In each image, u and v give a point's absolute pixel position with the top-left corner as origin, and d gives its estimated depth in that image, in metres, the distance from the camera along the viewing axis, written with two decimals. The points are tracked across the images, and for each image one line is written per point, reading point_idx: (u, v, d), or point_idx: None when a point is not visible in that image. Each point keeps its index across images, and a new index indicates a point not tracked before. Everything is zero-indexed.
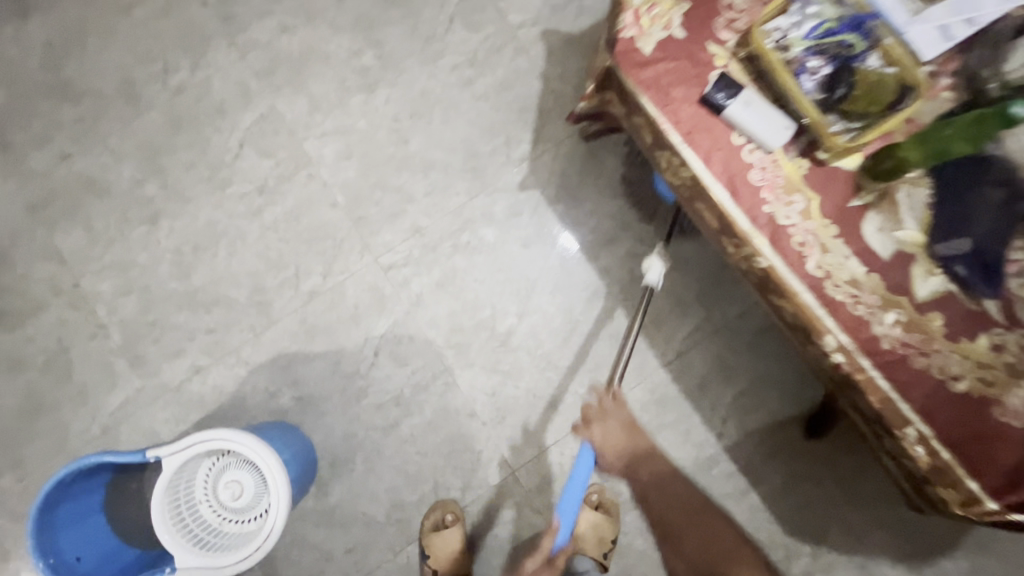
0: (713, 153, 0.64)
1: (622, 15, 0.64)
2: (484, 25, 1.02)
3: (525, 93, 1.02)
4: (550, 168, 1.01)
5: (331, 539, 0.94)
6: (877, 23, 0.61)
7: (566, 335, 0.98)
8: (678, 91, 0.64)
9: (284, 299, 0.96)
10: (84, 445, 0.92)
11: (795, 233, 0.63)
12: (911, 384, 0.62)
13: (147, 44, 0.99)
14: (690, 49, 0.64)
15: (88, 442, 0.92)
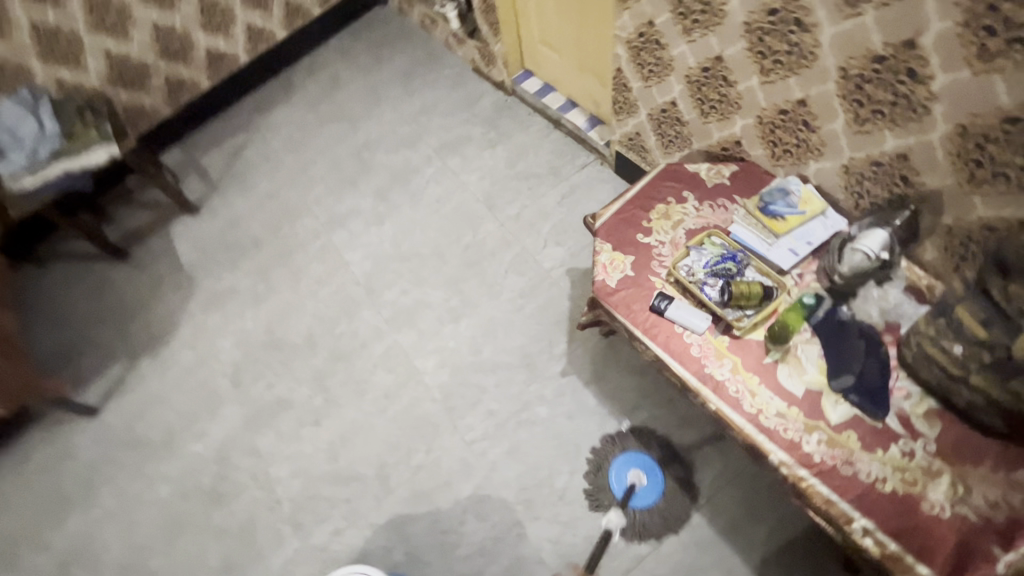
0: (665, 339, 1.00)
1: (596, 269, 1.10)
2: (528, 271, 1.56)
3: (560, 311, 1.48)
4: (583, 359, 1.40)
5: None
6: (748, 256, 1.01)
7: (611, 488, 1.24)
8: (636, 306, 1.04)
9: (399, 471, 1.33)
10: None
11: (729, 384, 0.93)
12: (846, 488, 0.83)
13: (324, 311, 1.61)
14: (639, 282, 1.06)
15: None
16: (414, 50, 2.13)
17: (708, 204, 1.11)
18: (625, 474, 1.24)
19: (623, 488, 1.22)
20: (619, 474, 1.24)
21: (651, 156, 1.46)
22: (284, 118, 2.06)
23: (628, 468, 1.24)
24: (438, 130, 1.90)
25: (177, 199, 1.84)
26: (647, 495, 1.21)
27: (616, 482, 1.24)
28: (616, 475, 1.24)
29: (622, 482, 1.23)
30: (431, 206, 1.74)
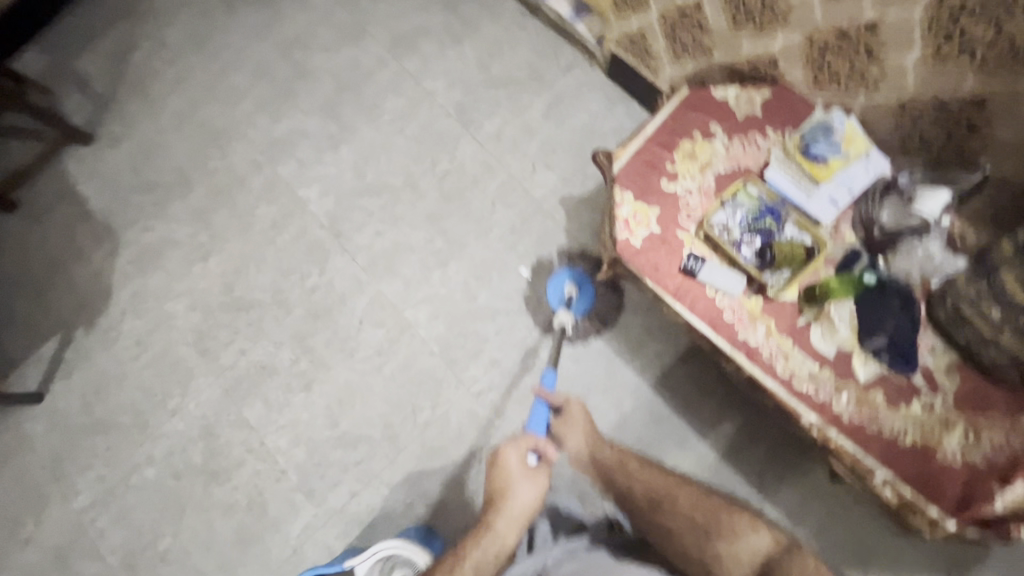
0: (696, 303, 0.94)
1: (616, 224, 0.97)
2: (516, 202, 1.40)
3: (558, 247, 1.37)
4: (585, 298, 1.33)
5: None
6: (785, 208, 0.93)
7: (620, 425, 1.27)
8: (665, 267, 0.95)
9: (407, 430, 1.30)
10: (277, 564, 1.24)
11: (762, 348, 0.92)
12: (870, 442, 0.87)
13: (287, 262, 1.41)
14: (667, 239, 0.96)
15: (280, 561, 1.24)
16: None
17: (738, 140, 0.98)
18: (561, 286, 1.31)
19: (559, 302, 1.30)
20: (554, 288, 1.31)
21: (656, 63, 1.26)
22: (178, 4, 1.60)
23: (561, 281, 1.31)
24: (385, 18, 1.54)
25: (58, 125, 1.44)
26: (582, 303, 1.30)
27: (552, 294, 1.31)
28: (552, 287, 1.32)
29: (558, 293, 1.31)
30: (392, 123, 1.47)
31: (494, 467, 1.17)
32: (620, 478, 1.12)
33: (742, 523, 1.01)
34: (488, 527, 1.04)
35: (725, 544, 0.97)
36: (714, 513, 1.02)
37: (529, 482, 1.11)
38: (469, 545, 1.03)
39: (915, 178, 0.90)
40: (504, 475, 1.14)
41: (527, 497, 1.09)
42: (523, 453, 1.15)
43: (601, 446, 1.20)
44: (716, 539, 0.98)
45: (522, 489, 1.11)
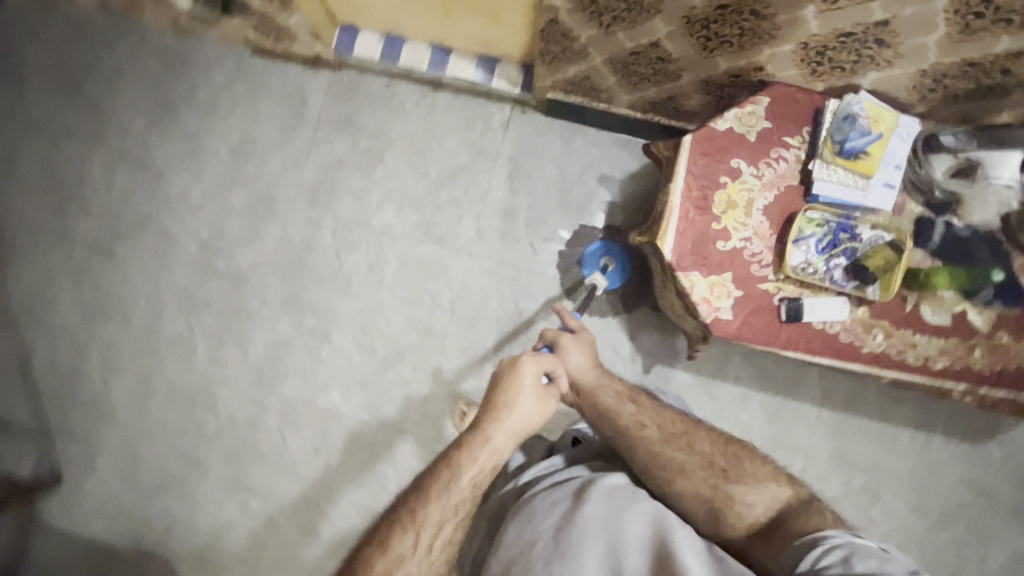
0: (812, 343, 0.91)
1: (700, 310, 0.92)
2: (535, 290, 1.29)
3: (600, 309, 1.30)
4: (653, 343, 1.29)
5: None
6: (849, 216, 0.89)
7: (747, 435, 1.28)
8: (767, 325, 0.91)
9: None
10: None
11: (889, 350, 0.91)
12: (1020, 380, 0.89)
13: (353, 478, 1.25)
14: (755, 298, 0.92)
15: None
16: (146, 66, 1.34)
17: (767, 165, 0.92)
18: (598, 257, 1.28)
19: (596, 265, 1.28)
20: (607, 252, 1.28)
21: (611, 96, 1.14)
22: (48, 280, 1.32)
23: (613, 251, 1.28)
24: (286, 173, 1.32)
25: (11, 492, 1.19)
26: (619, 276, 1.28)
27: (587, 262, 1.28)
28: (590, 256, 1.29)
29: (594, 263, 1.28)
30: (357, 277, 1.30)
31: (489, 393, 0.85)
32: (627, 406, 0.90)
33: (762, 470, 0.81)
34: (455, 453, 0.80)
35: (743, 487, 0.79)
36: (730, 450, 0.84)
37: (530, 408, 0.84)
38: (436, 487, 0.77)
39: (964, 138, 0.87)
40: (511, 387, 0.85)
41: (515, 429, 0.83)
42: (527, 397, 0.84)
43: (606, 382, 0.94)
44: (728, 483, 0.80)
45: (525, 404, 0.84)
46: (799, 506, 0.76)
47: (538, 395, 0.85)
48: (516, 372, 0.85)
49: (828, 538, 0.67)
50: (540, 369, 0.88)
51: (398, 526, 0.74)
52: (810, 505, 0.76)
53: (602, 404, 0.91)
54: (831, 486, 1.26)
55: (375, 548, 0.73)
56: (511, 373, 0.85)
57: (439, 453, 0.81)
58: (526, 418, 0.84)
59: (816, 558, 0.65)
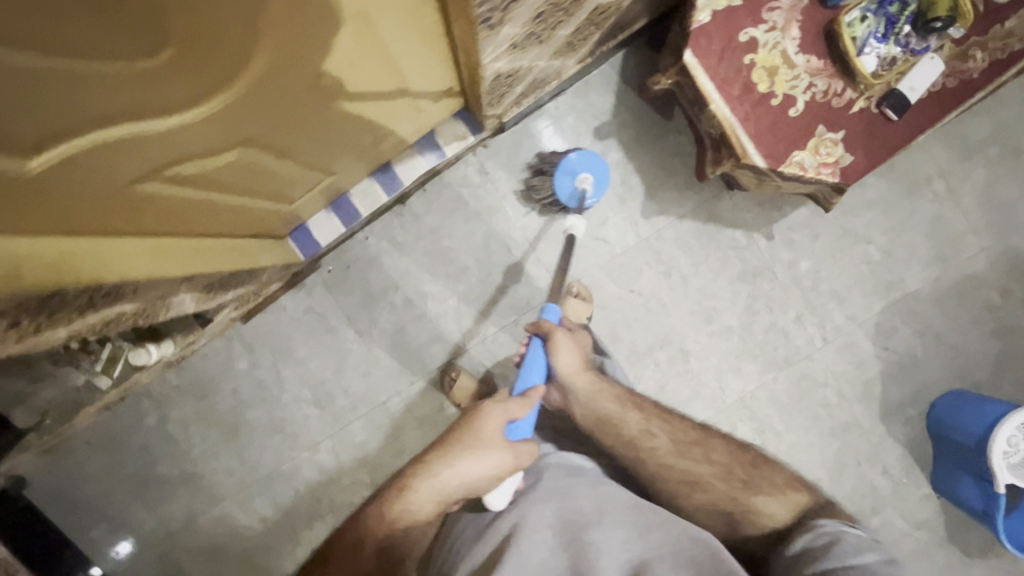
0: (932, 111, 0.87)
1: (825, 176, 0.88)
2: (635, 264, 1.27)
3: (694, 227, 1.26)
4: (756, 211, 1.26)
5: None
6: None
7: (884, 205, 1.27)
8: (884, 134, 0.88)
9: (841, 410, 1.32)
10: (937, 543, 1.33)
11: (1002, 52, 0.85)
12: None
13: None
14: (858, 123, 0.87)
15: (935, 540, 1.33)
16: (184, 413, 1.27)
17: (772, 12, 0.84)
18: (572, 181, 1.16)
19: (568, 184, 1.16)
20: (582, 162, 1.17)
21: (559, 72, 1.03)
22: None
23: (583, 164, 1.17)
24: (370, 377, 1.28)
25: None
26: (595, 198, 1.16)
27: (563, 189, 1.17)
28: (564, 179, 1.16)
29: (568, 186, 1.17)
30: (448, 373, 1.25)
31: (471, 430, 0.84)
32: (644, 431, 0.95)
33: (780, 481, 0.90)
34: (415, 477, 0.82)
35: (765, 499, 0.88)
36: (749, 462, 0.92)
37: (483, 482, 0.81)
38: (445, 459, 0.83)
39: None
40: (468, 440, 0.83)
41: (468, 480, 0.81)
42: (493, 432, 0.83)
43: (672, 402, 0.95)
44: (754, 496, 0.88)
45: (480, 466, 0.81)
46: (814, 510, 0.85)
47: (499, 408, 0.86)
48: (475, 427, 0.84)
49: (818, 528, 0.80)
50: (506, 417, 0.84)
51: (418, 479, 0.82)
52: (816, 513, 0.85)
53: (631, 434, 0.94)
54: (979, 176, 1.27)
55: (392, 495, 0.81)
56: (473, 449, 0.82)
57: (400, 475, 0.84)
58: (476, 465, 0.81)
59: (808, 541, 0.79)
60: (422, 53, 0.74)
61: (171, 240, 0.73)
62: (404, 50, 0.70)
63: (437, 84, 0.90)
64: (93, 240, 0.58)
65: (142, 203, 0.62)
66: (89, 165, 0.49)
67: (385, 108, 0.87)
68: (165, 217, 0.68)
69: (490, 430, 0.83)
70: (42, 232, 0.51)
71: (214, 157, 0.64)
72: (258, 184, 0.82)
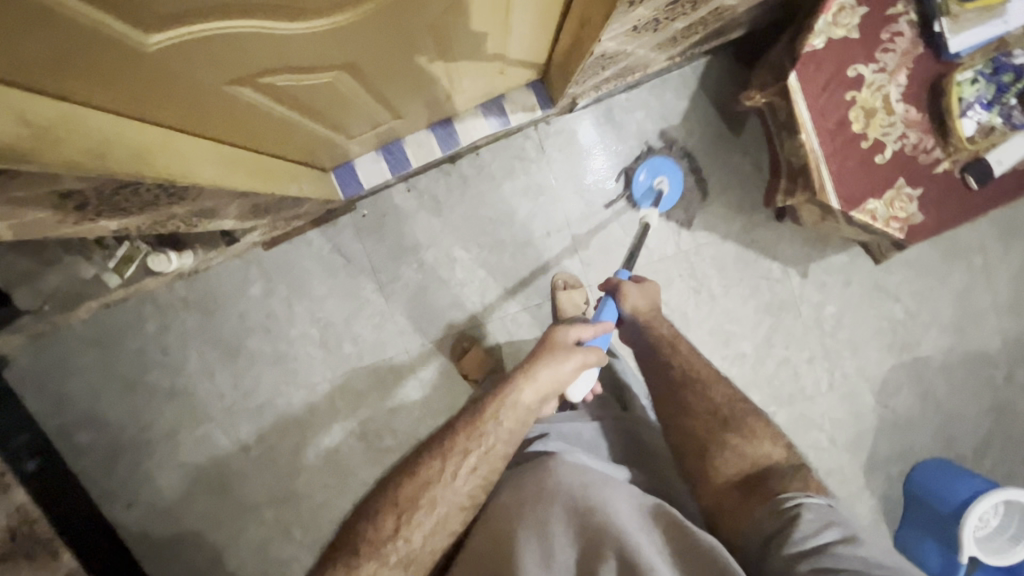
0: (1011, 189, 0.87)
1: (893, 230, 0.87)
2: (668, 274, 1.25)
3: (734, 250, 1.26)
4: (797, 247, 1.26)
5: (1006, 460, 1.33)
6: (1000, 53, 0.82)
7: (919, 267, 1.29)
8: (959, 201, 0.87)
9: (831, 455, 1.35)
10: None
11: None
12: None
13: None
14: (938, 185, 0.86)
15: None
16: (185, 326, 1.23)
17: (885, 53, 0.82)
18: (650, 181, 1.20)
19: (647, 187, 1.20)
20: (651, 166, 1.19)
21: (646, 65, 1.00)
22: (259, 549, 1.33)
23: (652, 169, 1.20)
24: (382, 330, 1.25)
25: None
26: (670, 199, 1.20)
27: (638, 186, 1.20)
28: (641, 177, 1.20)
29: (645, 186, 1.20)
30: (461, 343, 1.23)
31: (543, 345, 0.83)
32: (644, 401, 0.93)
33: (765, 431, 0.82)
34: (501, 392, 0.77)
35: (742, 440, 0.80)
36: (739, 407, 0.85)
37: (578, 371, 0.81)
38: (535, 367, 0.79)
39: None
40: (548, 348, 0.83)
41: (554, 380, 0.79)
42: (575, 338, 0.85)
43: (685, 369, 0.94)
44: (728, 433, 0.81)
45: (560, 369, 0.80)
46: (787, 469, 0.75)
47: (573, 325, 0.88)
48: (550, 339, 0.84)
49: (781, 497, 0.69)
50: (582, 333, 0.85)
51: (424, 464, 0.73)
52: (797, 471, 0.75)
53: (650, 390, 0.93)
54: (1015, 259, 1.29)
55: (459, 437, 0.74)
56: (551, 353, 0.82)
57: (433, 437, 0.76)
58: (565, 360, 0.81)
59: (768, 510, 0.69)
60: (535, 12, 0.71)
61: (239, 149, 0.71)
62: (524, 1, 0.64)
63: (529, 48, 0.88)
64: (158, 132, 0.53)
65: (234, 109, 0.60)
66: (206, 56, 0.47)
67: (476, 56, 0.81)
68: (233, 124, 0.63)
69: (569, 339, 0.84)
70: (136, 111, 0.49)
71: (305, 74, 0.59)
72: (329, 111, 0.76)
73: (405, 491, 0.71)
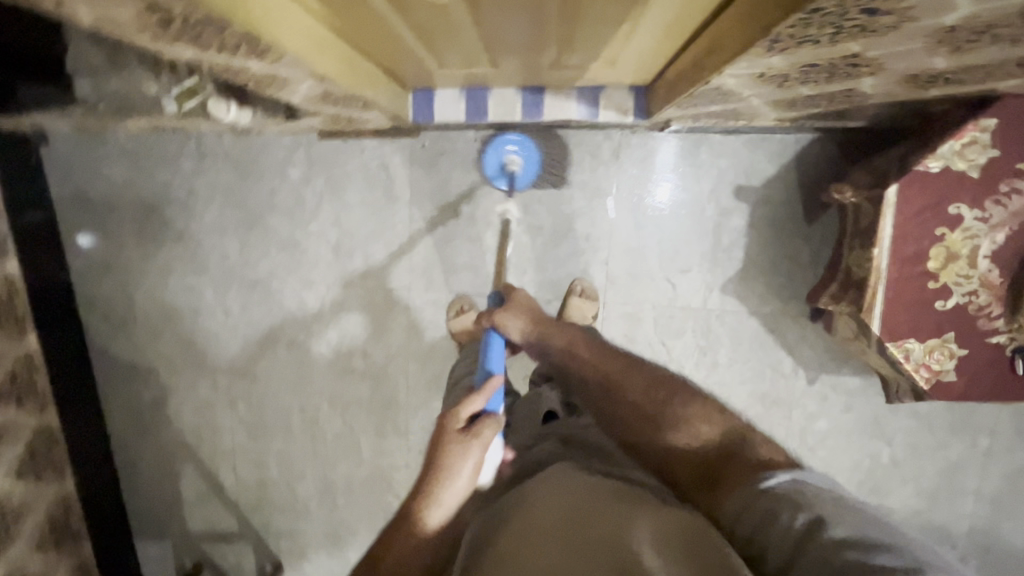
0: None
1: (919, 377, 0.84)
2: (682, 324, 1.23)
3: (755, 330, 1.22)
4: (817, 353, 1.22)
5: None
6: None
7: (923, 423, 1.25)
8: (998, 378, 0.83)
9: None
10: None
11: None
12: None
13: None
14: (986, 354, 0.82)
15: None
16: (217, 178, 1.24)
17: (995, 204, 0.78)
18: (504, 155, 1.18)
19: (500, 164, 1.18)
20: (499, 148, 1.18)
21: (753, 116, 0.95)
22: (201, 408, 1.36)
23: (497, 151, 1.18)
24: (393, 260, 1.25)
25: None
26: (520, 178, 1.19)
27: (493, 159, 1.19)
28: (495, 153, 1.18)
29: (498, 160, 1.19)
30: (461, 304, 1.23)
31: (427, 463, 0.72)
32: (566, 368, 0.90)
33: (694, 410, 0.73)
34: (411, 521, 0.69)
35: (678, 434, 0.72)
36: (659, 396, 0.77)
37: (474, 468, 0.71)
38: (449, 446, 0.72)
39: None
40: (437, 465, 0.71)
41: (459, 497, 0.70)
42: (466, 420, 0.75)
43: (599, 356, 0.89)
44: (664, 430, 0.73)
45: (460, 479, 0.70)
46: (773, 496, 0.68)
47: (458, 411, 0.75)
48: (439, 448, 0.73)
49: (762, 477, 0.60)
50: (468, 414, 0.75)
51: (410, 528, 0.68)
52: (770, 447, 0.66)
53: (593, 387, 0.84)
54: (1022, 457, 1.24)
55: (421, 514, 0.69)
56: (444, 462, 0.71)
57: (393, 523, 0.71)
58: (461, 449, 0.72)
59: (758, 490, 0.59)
60: (670, 19, 0.69)
61: (334, 34, 0.69)
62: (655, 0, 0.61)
63: (645, 53, 0.85)
64: None
65: None
66: None
67: (590, 35, 0.78)
68: (334, 8, 0.62)
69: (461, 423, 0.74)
70: None
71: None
72: (433, 34, 0.75)
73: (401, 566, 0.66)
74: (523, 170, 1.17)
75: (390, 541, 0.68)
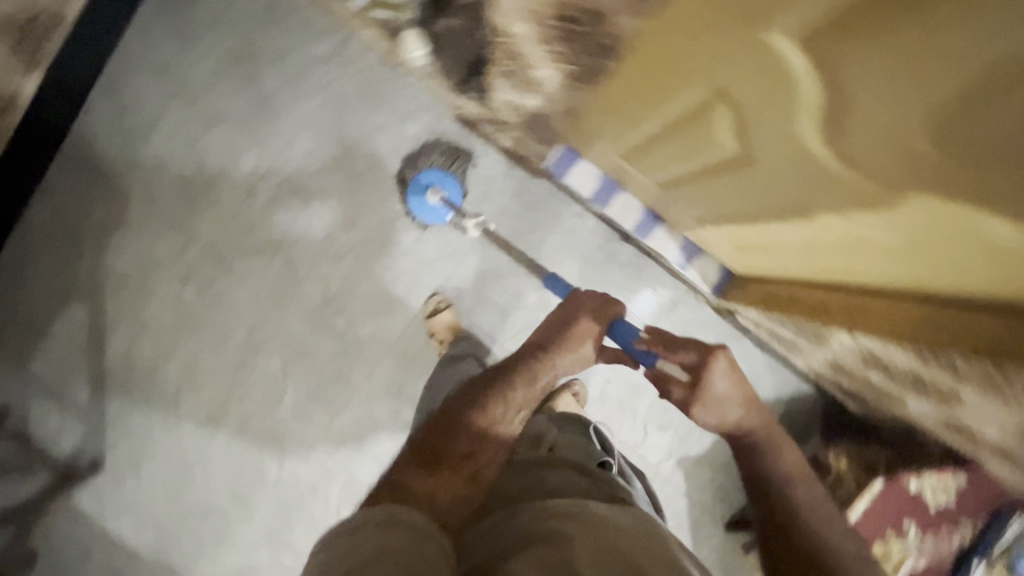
0: None
1: None
2: None
3: (680, 512, 1.31)
4: (714, 560, 1.31)
5: None
6: None
7: None
8: None
9: None
10: None
11: None
12: None
13: None
14: None
15: None
16: (335, 81, 1.17)
17: (931, 538, 1.03)
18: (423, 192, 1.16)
19: (424, 201, 1.17)
20: (416, 184, 1.16)
21: (800, 357, 1.09)
22: (144, 262, 1.18)
23: (421, 184, 1.17)
24: (439, 259, 1.22)
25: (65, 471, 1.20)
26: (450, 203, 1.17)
27: (418, 201, 1.17)
28: (416, 195, 1.17)
29: (421, 198, 1.17)
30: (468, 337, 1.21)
31: (559, 337, 1.01)
32: (764, 458, 0.97)
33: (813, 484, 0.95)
34: (482, 410, 0.95)
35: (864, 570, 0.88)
36: (806, 477, 0.96)
37: (583, 359, 1.00)
38: (523, 379, 0.99)
39: None
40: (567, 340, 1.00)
41: (568, 359, 1.00)
42: (578, 341, 0.99)
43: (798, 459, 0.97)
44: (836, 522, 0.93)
45: (583, 351, 0.99)
46: None
47: (591, 322, 0.99)
48: (575, 331, 1.00)
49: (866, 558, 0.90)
50: (610, 320, 0.98)
51: (453, 437, 0.92)
52: None
53: (750, 470, 0.98)
54: None
55: (476, 420, 0.93)
56: (570, 342, 0.99)
57: (449, 427, 0.93)
58: (567, 346, 0.99)
59: None
60: (823, 266, 0.80)
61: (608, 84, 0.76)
62: (842, 249, 0.73)
63: (765, 260, 0.98)
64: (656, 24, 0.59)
65: (669, 73, 0.66)
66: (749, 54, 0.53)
67: (762, 225, 0.85)
68: (644, 69, 0.69)
69: (680, 386, 0.92)
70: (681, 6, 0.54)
71: (811, 138, 0.58)
72: (658, 136, 0.83)
73: (432, 481, 0.84)
74: (450, 192, 1.17)
75: (445, 446, 0.90)
